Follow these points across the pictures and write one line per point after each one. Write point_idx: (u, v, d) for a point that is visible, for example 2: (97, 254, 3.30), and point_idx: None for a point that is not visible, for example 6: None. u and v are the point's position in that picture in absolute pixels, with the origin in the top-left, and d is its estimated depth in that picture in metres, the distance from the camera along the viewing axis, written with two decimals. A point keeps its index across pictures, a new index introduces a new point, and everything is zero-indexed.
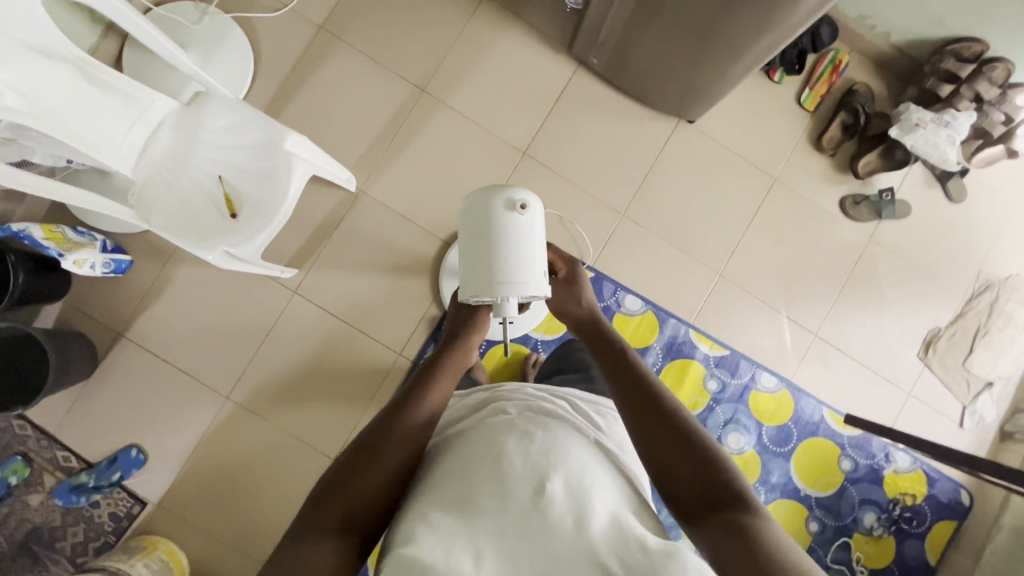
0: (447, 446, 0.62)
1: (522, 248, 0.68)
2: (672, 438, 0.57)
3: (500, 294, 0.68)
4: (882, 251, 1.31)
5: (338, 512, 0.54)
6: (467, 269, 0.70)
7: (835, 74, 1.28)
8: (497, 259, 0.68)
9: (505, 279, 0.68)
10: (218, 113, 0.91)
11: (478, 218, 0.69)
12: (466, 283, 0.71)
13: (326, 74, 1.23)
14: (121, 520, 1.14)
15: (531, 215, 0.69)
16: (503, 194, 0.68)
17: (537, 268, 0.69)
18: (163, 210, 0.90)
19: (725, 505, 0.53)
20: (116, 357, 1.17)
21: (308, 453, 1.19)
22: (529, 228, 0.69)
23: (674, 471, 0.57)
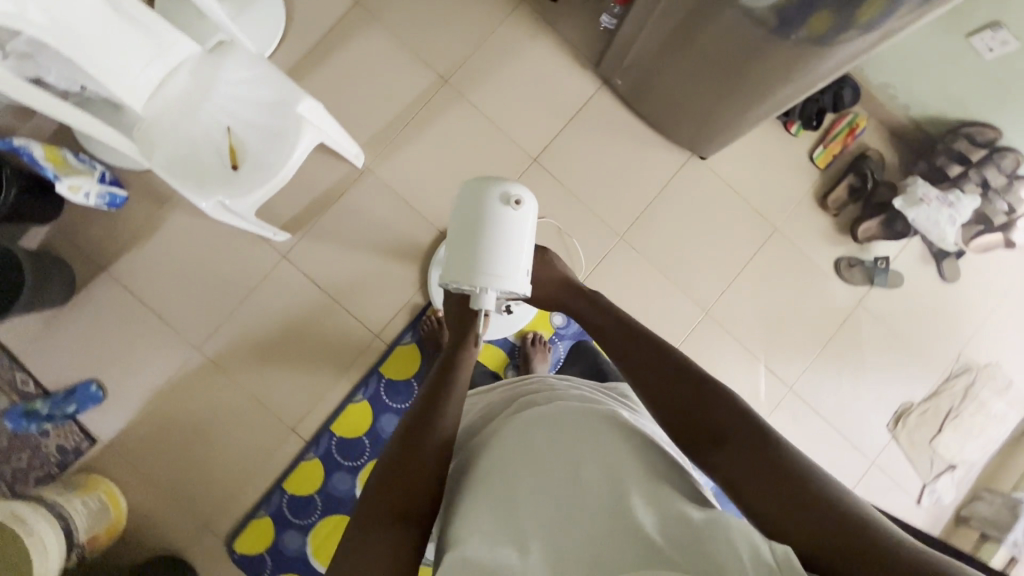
0: (482, 445, 0.66)
1: (509, 243, 0.71)
2: (677, 391, 0.62)
3: (480, 284, 0.71)
4: (869, 317, 1.32)
5: (394, 504, 0.57)
6: (455, 252, 0.73)
7: (850, 136, 1.30)
8: (484, 249, 0.71)
9: (488, 269, 0.71)
10: (238, 66, 0.91)
11: (473, 207, 0.72)
12: (450, 266, 0.74)
13: (353, 48, 1.23)
14: (68, 453, 1.13)
15: (524, 214, 0.72)
16: (501, 188, 0.72)
17: (520, 265, 0.72)
18: (165, 150, 0.89)
19: (735, 439, 0.55)
20: (93, 290, 1.16)
21: (267, 418, 1.18)
22: (520, 225, 0.72)
23: (687, 420, 0.59)
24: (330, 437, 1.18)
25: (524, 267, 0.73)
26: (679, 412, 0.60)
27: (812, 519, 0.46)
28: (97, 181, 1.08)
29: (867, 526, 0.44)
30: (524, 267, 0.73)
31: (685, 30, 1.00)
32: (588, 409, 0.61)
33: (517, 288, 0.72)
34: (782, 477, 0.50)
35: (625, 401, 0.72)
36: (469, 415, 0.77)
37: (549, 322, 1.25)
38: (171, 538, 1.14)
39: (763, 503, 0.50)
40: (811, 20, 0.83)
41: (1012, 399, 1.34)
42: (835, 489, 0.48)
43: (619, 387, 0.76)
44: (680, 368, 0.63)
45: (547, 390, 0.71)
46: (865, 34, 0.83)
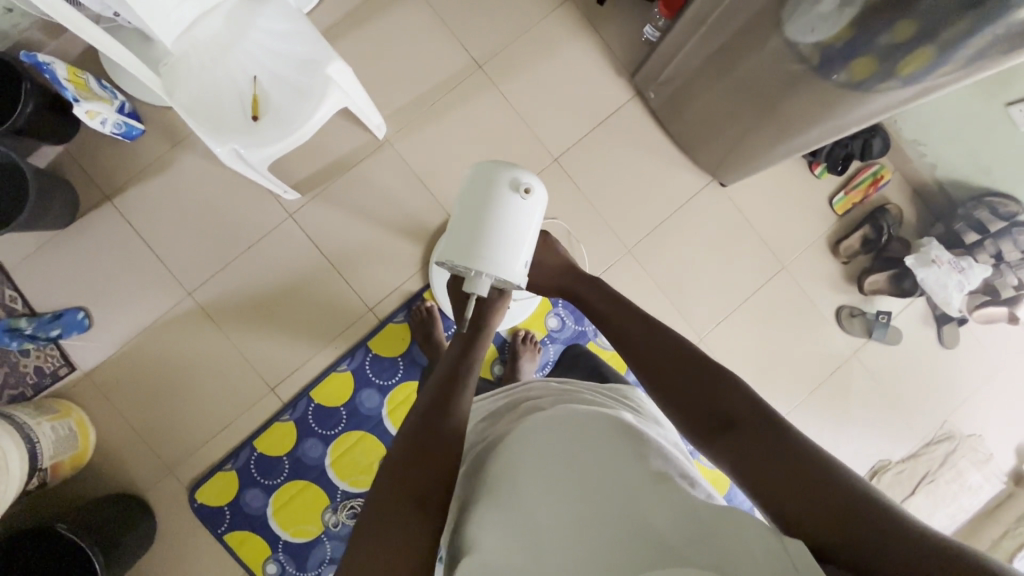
0: (487, 451, 0.65)
1: (512, 230, 0.73)
2: (677, 380, 0.61)
3: (476, 264, 0.73)
4: (861, 369, 1.32)
5: (406, 494, 0.56)
6: (459, 230, 0.75)
7: (873, 187, 1.29)
8: (488, 231, 0.73)
9: (486, 251, 0.73)
10: (276, 18, 0.90)
11: (484, 189, 0.75)
12: (450, 243, 0.76)
13: (392, 18, 1.22)
14: (45, 376, 1.12)
15: (530, 204, 0.74)
16: (513, 175, 0.74)
17: (518, 253, 0.74)
18: (188, 89, 0.88)
19: (741, 421, 0.53)
20: (95, 218, 1.15)
21: (249, 374, 1.17)
22: (527, 215, 0.74)
23: (691, 404, 0.58)
24: (308, 402, 1.17)
25: (523, 258, 0.75)
26: (682, 399, 0.59)
27: (818, 499, 0.44)
28: (115, 110, 1.07)
29: (875, 502, 0.42)
30: (522, 257, 0.75)
31: (726, 53, 1.00)
32: (594, 415, 0.61)
33: (511, 276, 0.73)
34: (787, 460, 0.48)
35: (628, 403, 0.70)
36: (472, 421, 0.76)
37: (543, 323, 1.25)
38: (134, 478, 1.13)
39: (768, 480, 0.48)
40: (854, 62, 0.83)
41: (990, 473, 1.34)
42: (843, 470, 0.46)
43: (621, 387, 0.75)
44: (683, 353, 0.62)
45: (549, 394, 0.71)
46: (905, 86, 0.82)
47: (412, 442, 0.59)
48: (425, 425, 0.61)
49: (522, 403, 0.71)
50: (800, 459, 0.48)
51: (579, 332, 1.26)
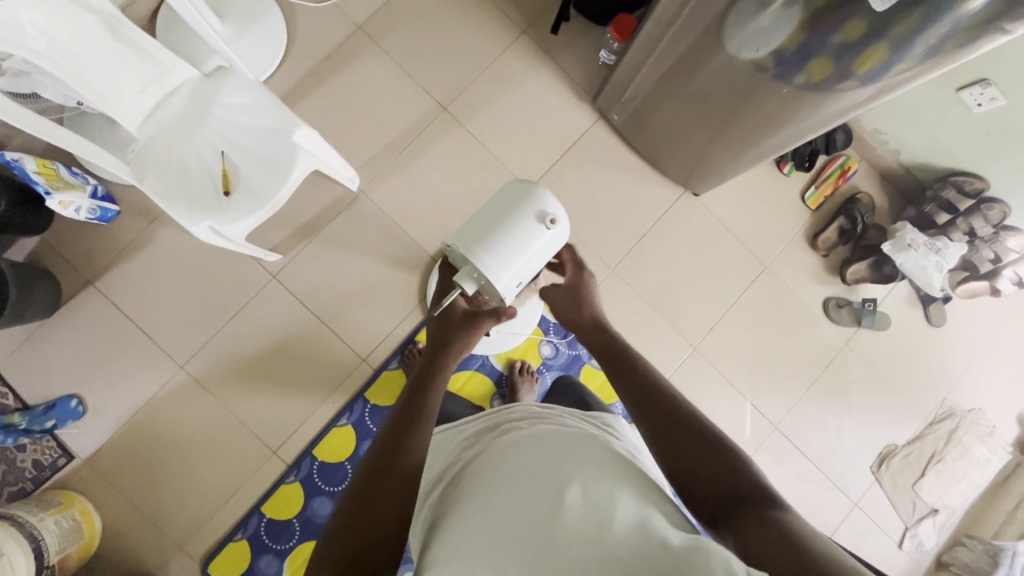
0: (464, 473, 0.65)
1: (522, 244, 0.75)
2: (692, 445, 0.60)
3: (472, 258, 0.74)
4: (855, 358, 1.33)
5: (371, 519, 0.55)
6: (476, 220, 0.77)
7: (841, 178, 1.32)
8: (503, 234, 0.75)
9: (488, 251, 0.74)
10: (236, 92, 0.92)
11: (513, 201, 0.77)
12: (459, 237, 0.77)
13: (353, 72, 1.24)
14: (44, 469, 1.11)
15: (548, 235, 0.77)
16: (546, 204, 0.77)
17: (514, 270, 0.75)
18: (158, 171, 0.89)
19: (751, 503, 0.53)
20: (79, 304, 1.15)
21: (248, 438, 1.17)
22: (546, 242, 0.77)
23: (697, 473, 0.58)
24: (312, 460, 1.17)
25: (522, 275, 0.77)
26: (687, 463, 0.59)
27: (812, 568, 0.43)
28: (89, 196, 1.08)
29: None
30: (516, 277, 0.76)
31: (684, 70, 1.02)
32: (578, 441, 0.61)
33: (499, 286, 0.74)
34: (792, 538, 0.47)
35: (608, 430, 0.70)
36: (446, 450, 0.74)
37: (537, 352, 1.25)
38: (145, 560, 1.12)
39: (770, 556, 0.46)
40: (809, 66, 0.85)
41: (995, 446, 1.35)
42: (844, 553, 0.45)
43: (602, 415, 0.75)
44: (696, 422, 0.62)
45: (530, 416, 0.71)
46: (863, 85, 0.84)
47: (381, 458, 0.59)
48: (395, 440, 0.61)
49: (502, 425, 0.71)
50: (788, 532, 0.48)
51: (573, 356, 1.27)
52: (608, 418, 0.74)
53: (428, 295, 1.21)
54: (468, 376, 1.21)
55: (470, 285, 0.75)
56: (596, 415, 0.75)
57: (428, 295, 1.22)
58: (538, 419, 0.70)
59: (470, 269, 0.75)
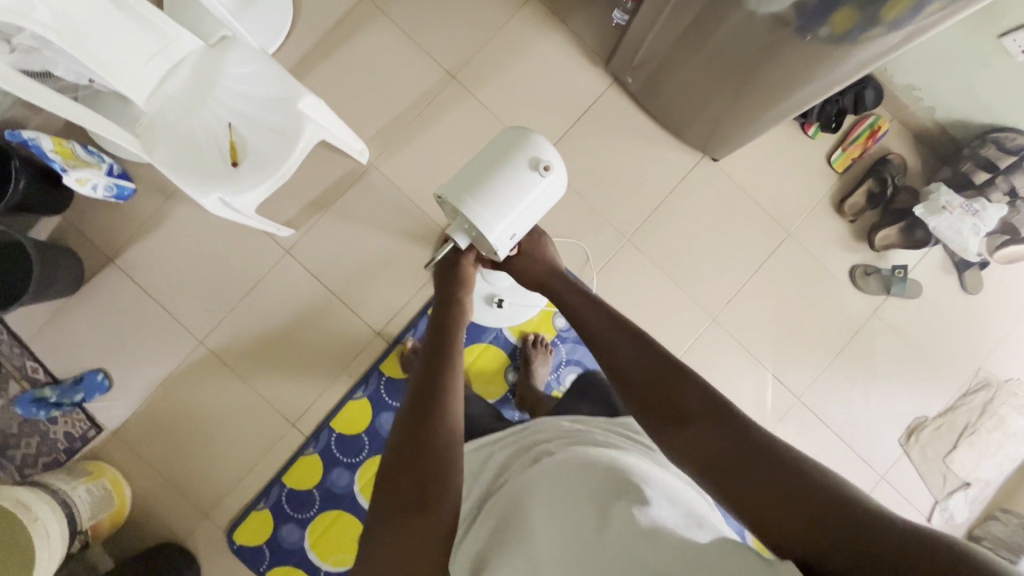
0: (496, 502, 0.62)
1: (515, 193, 0.72)
2: (657, 376, 0.59)
3: (463, 209, 0.72)
4: (884, 327, 1.28)
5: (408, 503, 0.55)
6: (465, 171, 0.75)
7: (871, 140, 1.25)
8: (494, 181, 0.73)
9: (480, 200, 0.71)
10: (239, 62, 0.90)
11: (505, 148, 0.75)
12: (447, 186, 0.74)
13: (361, 43, 1.22)
14: (75, 440, 1.15)
15: (544, 182, 0.74)
16: (540, 151, 0.75)
17: (510, 221, 0.72)
18: (167, 145, 0.89)
19: (696, 417, 0.54)
20: (102, 281, 1.18)
21: (268, 413, 1.19)
22: (539, 191, 0.74)
23: (646, 397, 0.58)
24: (330, 433, 1.18)
25: (516, 231, 0.74)
26: (654, 392, 0.58)
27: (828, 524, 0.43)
28: (104, 173, 1.09)
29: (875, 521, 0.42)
30: (512, 229, 0.73)
31: (699, 26, 0.96)
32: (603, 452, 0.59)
33: (492, 237, 0.72)
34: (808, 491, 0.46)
35: (637, 439, 0.67)
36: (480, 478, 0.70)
37: (551, 325, 1.24)
38: (172, 527, 1.16)
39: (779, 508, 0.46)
40: (836, 15, 0.78)
41: None
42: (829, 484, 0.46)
43: (628, 421, 0.71)
44: (663, 363, 0.59)
45: (557, 434, 0.68)
46: (892, 31, 0.78)
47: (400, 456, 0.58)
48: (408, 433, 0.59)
49: (531, 447, 0.68)
50: (770, 464, 0.49)
51: None
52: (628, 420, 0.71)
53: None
54: (481, 349, 1.21)
55: (460, 240, 0.74)
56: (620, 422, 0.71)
57: None
58: (566, 434, 0.67)
59: (462, 221, 0.74)
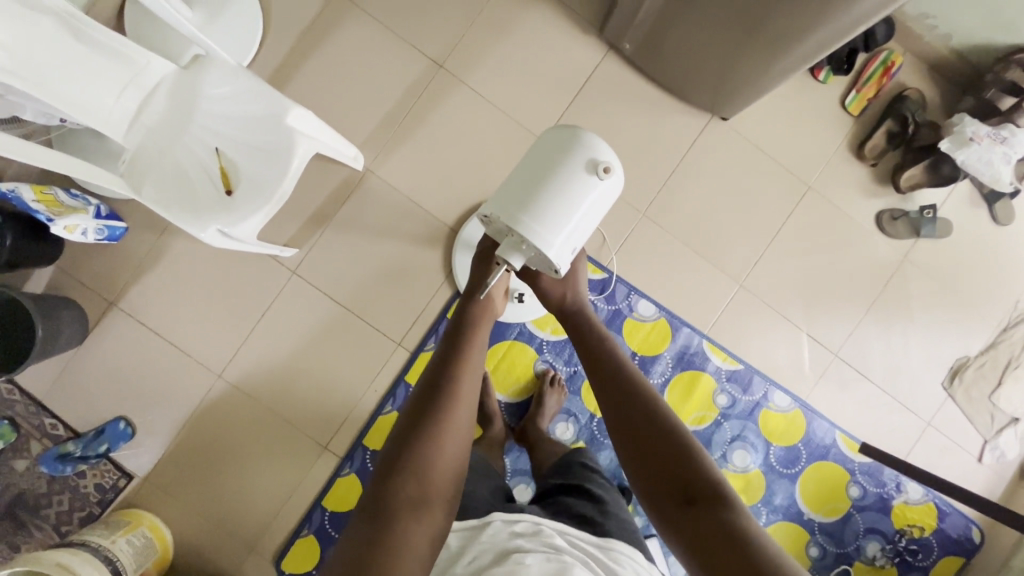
0: None
1: (572, 203, 0.68)
2: (659, 439, 0.59)
3: (518, 228, 0.67)
4: (916, 271, 1.23)
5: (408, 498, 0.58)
6: (516, 184, 0.70)
7: (886, 76, 1.18)
8: (549, 193, 0.68)
9: (537, 218, 0.67)
10: (219, 82, 0.84)
11: (558, 151, 0.70)
12: (497, 204, 0.69)
13: (339, 42, 1.15)
14: (107, 491, 1.13)
15: (603, 186, 0.70)
16: (596, 151, 0.70)
17: (569, 234, 0.68)
18: (155, 180, 0.83)
19: (700, 498, 0.54)
20: (107, 327, 1.14)
21: (299, 439, 1.16)
22: (596, 197, 0.70)
23: (651, 457, 0.58)
24: (364, 451, 1.15)
25: (575, 243, 0.70)
26: (656, 454, 0.58)
27: None
28: (93, 216, 1.04)
29: None
30: (571, 243, 0.69)
31: None
32: None
33: (551, 255, 0.67)
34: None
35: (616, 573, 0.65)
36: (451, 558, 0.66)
37: None
38: (220, 565, 1.14)
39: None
40: None
41: None
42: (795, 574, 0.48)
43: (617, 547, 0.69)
44: (661, 426, 0.59)
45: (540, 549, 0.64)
46: None
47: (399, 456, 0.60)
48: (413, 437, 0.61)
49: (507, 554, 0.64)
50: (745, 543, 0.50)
51: (615, 311, 1.18)
52: (624, 549, 0.69)
53: (454, 269, 1.14)
54: (508, 346, 1.17)
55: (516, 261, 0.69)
56: (609, 546, 0.69)
57: (454, 270, 1.15)
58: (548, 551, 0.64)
59: (514, 241, 0.69)
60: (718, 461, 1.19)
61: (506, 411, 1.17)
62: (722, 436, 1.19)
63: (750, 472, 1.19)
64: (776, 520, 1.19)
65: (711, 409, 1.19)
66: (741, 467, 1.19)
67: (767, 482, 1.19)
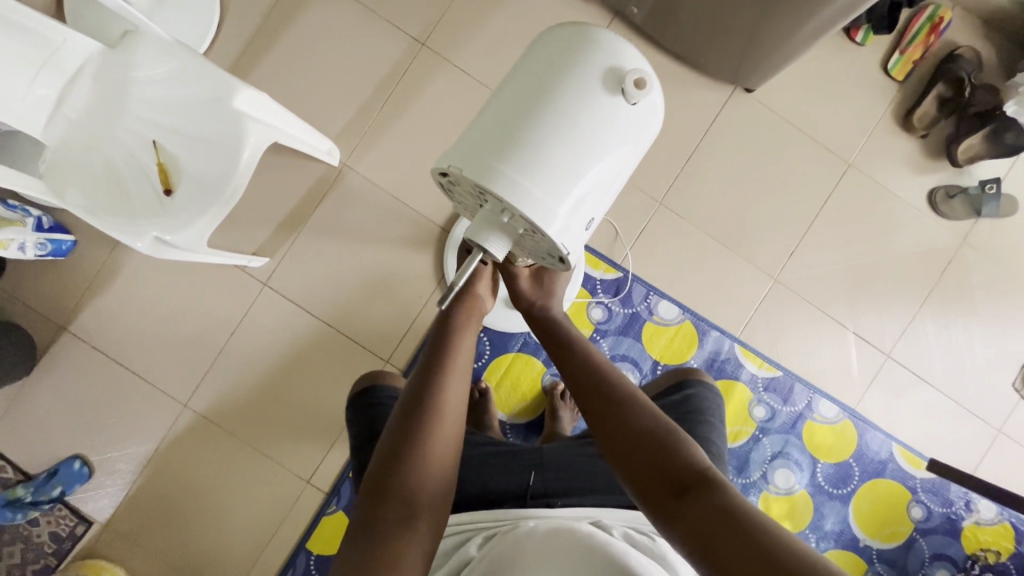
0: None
1: (586, 143, 0.53)
2: (645, 427, 0.51)
3: (511, 184, 0.51)
4: (977, 256, 1.07)
5: (394, 505, 0.50)
6: (516, 113, 0.54)
7: (933, 34, 1.03)
8: (562, 124, 0.53)
9: (539, 165, 0.52)
10: (154, 62, 0.70)
11: (567, 69, 0.54)
12: (481, 148, 0.53)
13: (307, 22, 1.02)
14: (64, 540, 1.00)
15: (627, 116, 0.54)
16: (618, 68, 0.54)
17: (582, 188, 0.53)
18: (82, 182, 0.70)
19: (692, 485, 0.47)
20: (58, 354, 1.01)
21: (279, 473, 1.02)
22: (623, 127, 0.54)
23: (637, 445, 0.50)
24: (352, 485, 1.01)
25: (590, 207, 0.55)
26: (641, 441, 0.50)
27: None
28: (31, 230, 0.91)
29: None
30: (586, 199, 0.54)
31: None
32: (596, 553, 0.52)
33: (559, 217, 0.52)
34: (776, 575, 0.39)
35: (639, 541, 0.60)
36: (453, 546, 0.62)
37: (586, 318, 1.03)
38: None
39: None
40: None
41: None
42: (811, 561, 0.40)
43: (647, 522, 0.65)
44: (645, 412, 0.52)
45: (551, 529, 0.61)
46: None
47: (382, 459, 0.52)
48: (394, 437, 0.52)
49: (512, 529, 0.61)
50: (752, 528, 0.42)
51: (631, 315, 1.03)
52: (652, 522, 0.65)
53: (446, 275, 1.00)
54: (511, 359, 1.03)
55: (505, 249, 0.54)
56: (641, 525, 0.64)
57: (447, 273, 1.01)
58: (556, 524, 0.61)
59: (501, 206, 0.53)
60: (757, 482, 1.03)
61: (511, 434, 1.02)
62: (761, 454, 1.03)
63: (795, 494, 1.03)
64: (828, 549, 1.03)
65: (747, 423, 1.03)
66: (785, 489, 1.03)
67: (815, 505, 1.03)
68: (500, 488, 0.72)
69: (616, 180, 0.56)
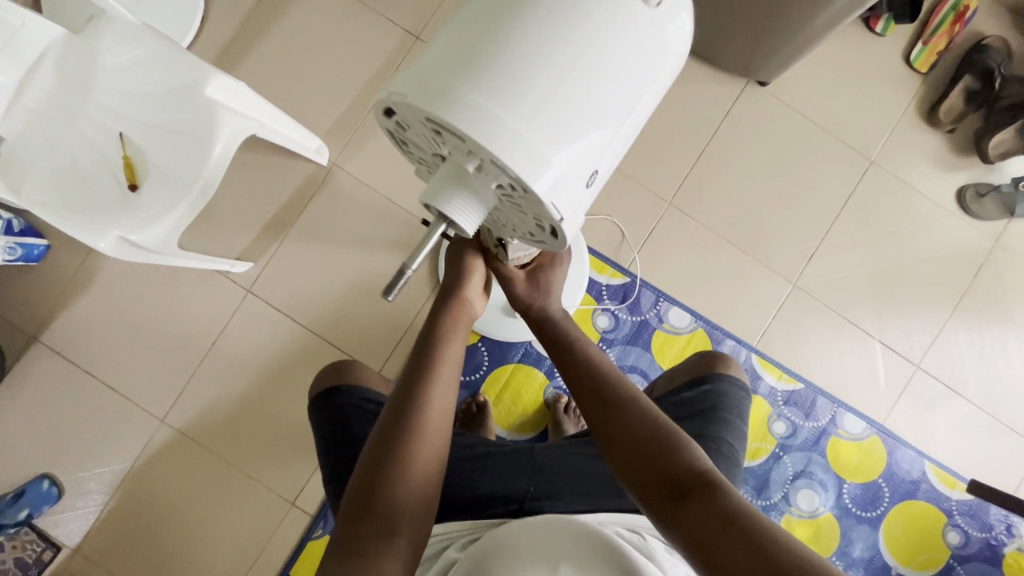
0: None
1: (586, 63, 0.39)
2: (645, 427, 0.47)
3: (483, 116, 0.37)
4: (1012, 259, 1.00)
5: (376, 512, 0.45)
6: (496, 11, 0.39)
7: (958, 23, 0.97)
8: (551, 37, 0.38)
9: (520, 92, 0.37)
10: (123, 48, 0.65)
11: None
12: (437, 71, 0.38)
13: (297, 16, 0.97)
14: (30, 567, 0.93)
15: (641, 29, 0.40)
16: None
17: (582, 126, 0.39)
18: (41, 177, 0.64)
19: (693, 489, 0.42)
20: (29, 366, 0.95)
21: (261, 494, 0.94)
22: (635, 46, 0.40)
23: (635, 447, 0.46)
24: None
25: (592, 156, 0.40)
26: (641, 442, 0.46)
27: None
28: None
29: None
30: (587, 145, 0.40)
31: None
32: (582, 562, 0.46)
33: (551, 165, 0.38)
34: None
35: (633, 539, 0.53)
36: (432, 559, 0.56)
37: (591, 326, 0.96)
38: None
39: None
40: None
41: None
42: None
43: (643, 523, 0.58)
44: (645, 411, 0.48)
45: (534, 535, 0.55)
46: None
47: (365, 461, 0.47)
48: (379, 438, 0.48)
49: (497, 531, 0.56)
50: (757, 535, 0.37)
51: (639, 323, 0.96)
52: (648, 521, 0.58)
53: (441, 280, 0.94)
54: (511, 370, 0.96)
55: (474, 222, 0.41)
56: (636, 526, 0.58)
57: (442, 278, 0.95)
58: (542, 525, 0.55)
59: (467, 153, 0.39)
60: (779, 504, 0.95)
61: None
62: (782, 473, 0.95)
63: (820, 517, 0.95)
64: None
65: (767, 439, 0.96)
66: (809, 512, 0.95)
67: (842, 530, 0.95)
68: (487, 495, 0.65)
69: (627, 120, 0.42)
